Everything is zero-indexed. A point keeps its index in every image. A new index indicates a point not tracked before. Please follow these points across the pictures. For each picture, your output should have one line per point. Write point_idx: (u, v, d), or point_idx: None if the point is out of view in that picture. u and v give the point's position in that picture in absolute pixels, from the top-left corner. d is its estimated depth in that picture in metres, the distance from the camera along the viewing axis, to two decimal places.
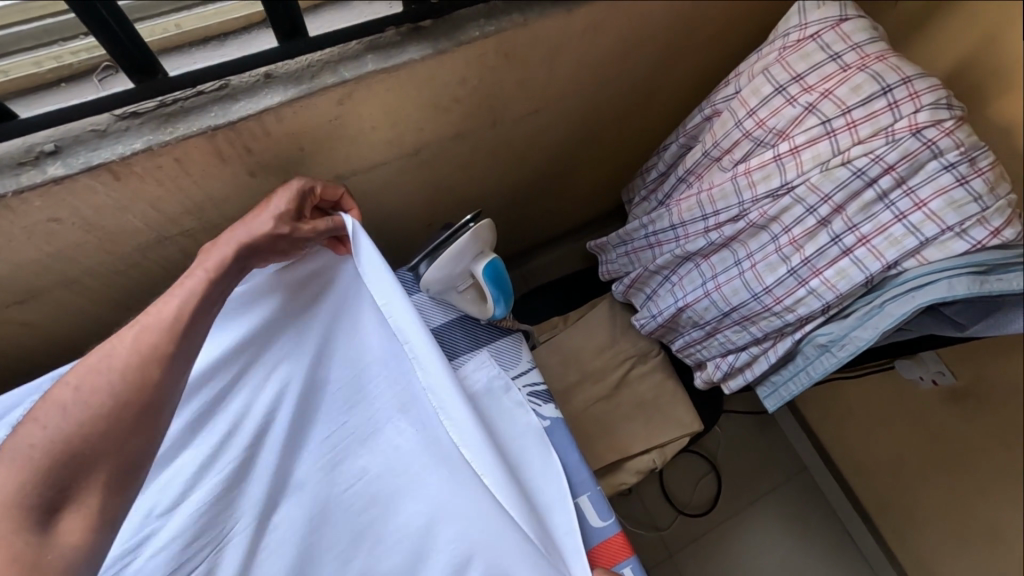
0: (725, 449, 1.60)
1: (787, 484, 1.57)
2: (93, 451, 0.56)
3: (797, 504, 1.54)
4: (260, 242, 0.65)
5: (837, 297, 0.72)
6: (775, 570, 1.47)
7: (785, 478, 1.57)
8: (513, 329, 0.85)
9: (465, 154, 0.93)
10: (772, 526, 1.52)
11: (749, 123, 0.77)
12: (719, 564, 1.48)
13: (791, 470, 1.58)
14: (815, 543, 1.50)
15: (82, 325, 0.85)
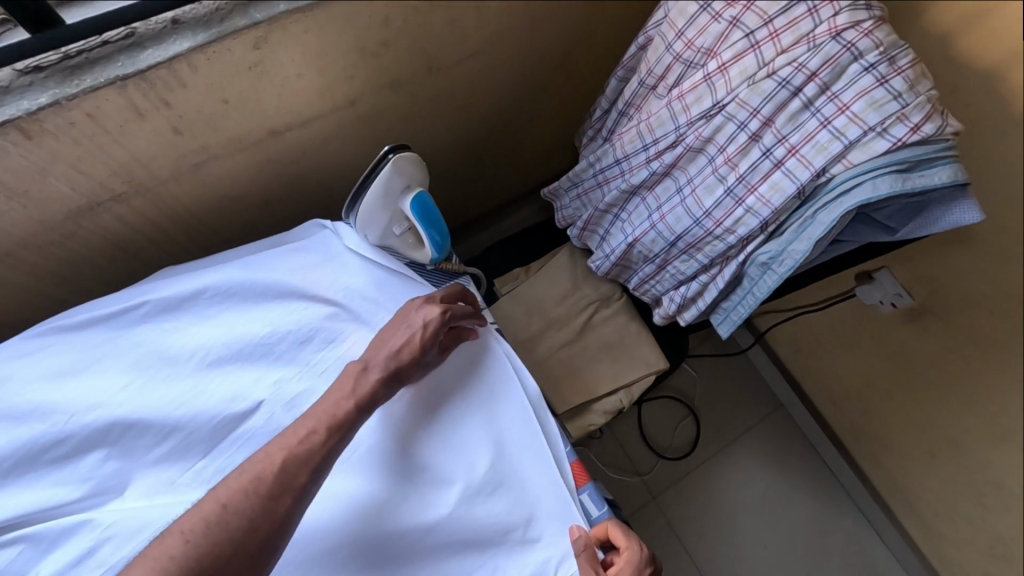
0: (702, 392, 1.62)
1: (765, 422, 1.60)
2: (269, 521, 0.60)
3: (775, 439, 1.58)
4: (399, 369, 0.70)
5: (773, 213, 0.72)
6: (756, 502, 1.51)
7: (762, 415, 1.60)
8: (460, 273, 0.89)
9: (405, 104, 0.92)
10: (752, 461, 1.55)
11: (678, 46, 0.76)
12: (705, 506, 1.51)
13: (769, 407, 1.61)
14: (793, 475, 1.54)
15: (29, 301, 0.85)
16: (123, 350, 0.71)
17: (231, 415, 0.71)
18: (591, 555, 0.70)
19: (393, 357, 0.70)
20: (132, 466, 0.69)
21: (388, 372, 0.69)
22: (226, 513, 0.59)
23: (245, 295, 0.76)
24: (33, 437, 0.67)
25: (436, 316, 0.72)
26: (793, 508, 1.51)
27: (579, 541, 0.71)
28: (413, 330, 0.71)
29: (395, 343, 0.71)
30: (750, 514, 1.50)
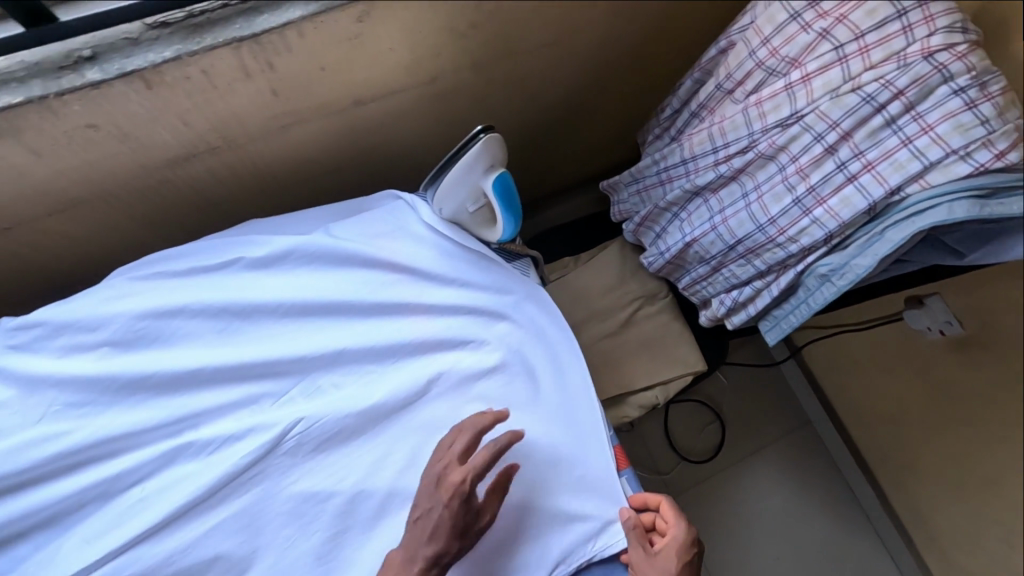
0: (728, 397, 1.53)
1: (786, 438, 1.48)
2: None
3: (796, 456, 1.45)
4: (438, 554, 0.66)
5: (840, 226, 0.73)
6: (773, 523, 1.38)
7: (783, 432, 1.48)
8: (522, 255, 0.92)
9: (480, 87, 0.95)
10: (771, 477, 1.43)
11: (762, 52, 0.77)
12: (728, 538, 1.35)
13: (792, 424, 1.49)
14: (813, 498, 1.40)
15: (116, 241, 0.90)
16: (205, 293, 0.76)
17: (308, 362, 0.77)
18: (638, 533, 0.74)
19: (430, 544, 0.67)
20: (215, 404, 0.74)
21: (428, 564, 0.67)
22: None
23: (320, 256, 0.80)
24: (131, 365, 0.72)
25: (455, 489, 0.66)
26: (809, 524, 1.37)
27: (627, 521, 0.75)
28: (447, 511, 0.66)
29: (427, 528, 0.67)
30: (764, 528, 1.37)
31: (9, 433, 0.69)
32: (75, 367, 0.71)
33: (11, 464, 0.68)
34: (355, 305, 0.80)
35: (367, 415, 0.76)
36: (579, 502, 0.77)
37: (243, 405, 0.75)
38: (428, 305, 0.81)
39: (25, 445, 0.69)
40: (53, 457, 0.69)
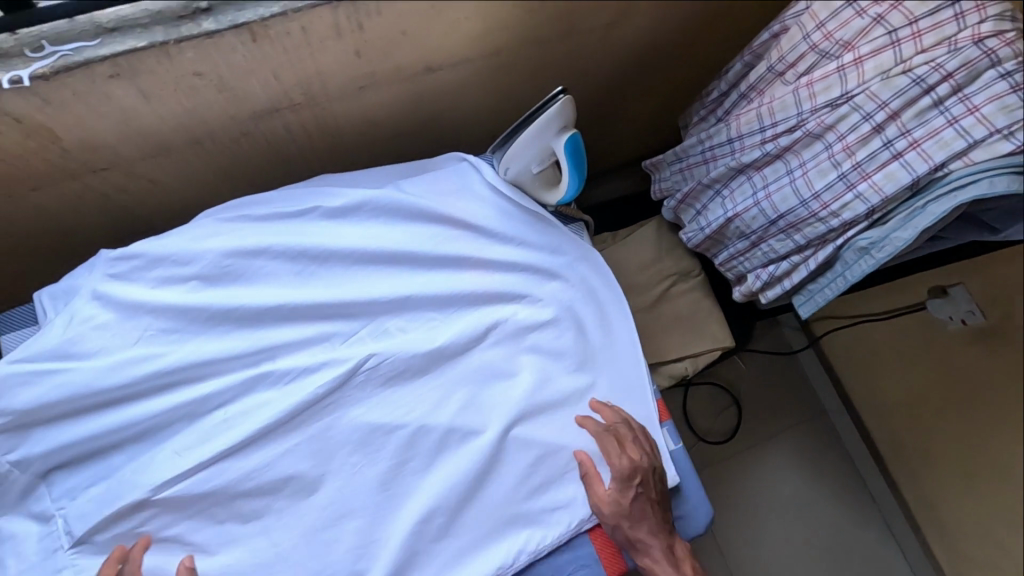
0: (747, 382, 1.53)
1: (803, 426, 1.49)
2: None
3: (811, 444, 1.48)
4: None
5: (883, 200, 0.78)
6: (784, 505, 1.43)
7: (801, 420, 1.50)
8: (576, 219, 0.96)
9: (540, 62, 1.00)
10: (786, 463, 1.46)
11: (816, 36, 0.81)
12: (743, 520, 1.41)
13: (809, 413, 1.50)
14: (823, 481, 1.45)
15: (193, 189, 0.96)
16: (286, 236, 0.82)
17: (380, 305, 0.83)
18: (596, 477, 0.80)
19: None
20: (292, 339, 0.80)
21: None
22: None
23: (393, 210, 0.86)
24: (219, 298, 0.78)
25: None
26: (821, 513, 1.42)
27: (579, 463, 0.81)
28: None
29: None
30: (776, 514, 1.42)
31: (107, 352, 0.75)
32: (169, 296, 0.77)
33: (108, 380, 0.74)
34: (423, 258, 0.85)
35: (431, 357, 0.83)
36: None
37: (316, 342, 0.81)
38: (490, 260, 0.87)
39: (122, 363, 0.74)
40: (146, 376, 0.75)
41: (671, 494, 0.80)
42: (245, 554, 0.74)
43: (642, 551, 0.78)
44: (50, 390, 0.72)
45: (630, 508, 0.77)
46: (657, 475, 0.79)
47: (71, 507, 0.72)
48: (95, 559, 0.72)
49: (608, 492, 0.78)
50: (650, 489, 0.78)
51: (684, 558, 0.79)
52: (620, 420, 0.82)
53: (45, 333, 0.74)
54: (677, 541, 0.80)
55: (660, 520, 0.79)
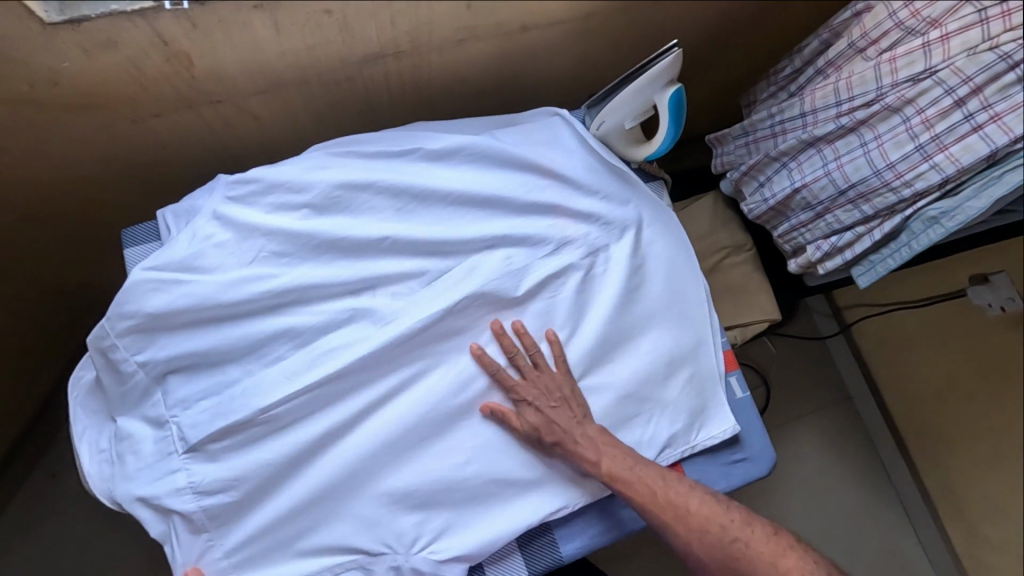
0: (778, 364, 1.53)
1: (830, 409, 1.51)
2: None
3: (838, 427, 1.50)
4: None
5: (958, 171, 0.84)
6: (808, 482, 1.45)
7: (828, 402, 1.51)
8: (655, 176, 1.03)
9: (626, 30, 1.03)
10: (812, 443, 1.48)
11: (903, 14, 0.86)
12: (774, 502, 1.43)
13: (835, 396, 1.52)
14: (847, 463, 1.47)
15: (288, 132, 1.00)
16: (389, 172, 0.87)
17: (475, 245, 0.88)
18: (509, 412, 0.83)
19: None
20: (392, 272, 0.85)
21: None
22: None
23: (490, 156, 0.90)
24: (328, 226, 0.83)
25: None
26: (844, 498, 1.44)
27: (490, 411, 0.83)
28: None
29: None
30: (798, 491, 1.44)
31: (225, 268, 0.80)
32: (284, 221, 0.82)
33: (228, 294, 0.79)
34: (515, 203, 0.90)
35: (519, 298, 0.87)
36: (688, 399, 0.89)
37: (412, 276, 0.86)
38: (577, 211, 0.91)
39: (239, 280, 0.80)
40: (261, 294, 0.80)
41: (569, 399, 0.84)
42: (346, 464, 0.80)
43: (568, 451, 0.82)
44: (178, 299, 0.77)
45: (540, 421, 0.82)
46: (547, 385, 0.84)
47: (185, 416, 0.77)
48: (205, 466, 0.76)
49: (530, 416, 0.83)
50: (544, 399, 0.83)
51: (608, 442, 0.82)
52: (534, 353, 0.85)
53: (172, 246, 0.79)
54: (599, 430, 0.83)
55: (574, 416, 0.83)
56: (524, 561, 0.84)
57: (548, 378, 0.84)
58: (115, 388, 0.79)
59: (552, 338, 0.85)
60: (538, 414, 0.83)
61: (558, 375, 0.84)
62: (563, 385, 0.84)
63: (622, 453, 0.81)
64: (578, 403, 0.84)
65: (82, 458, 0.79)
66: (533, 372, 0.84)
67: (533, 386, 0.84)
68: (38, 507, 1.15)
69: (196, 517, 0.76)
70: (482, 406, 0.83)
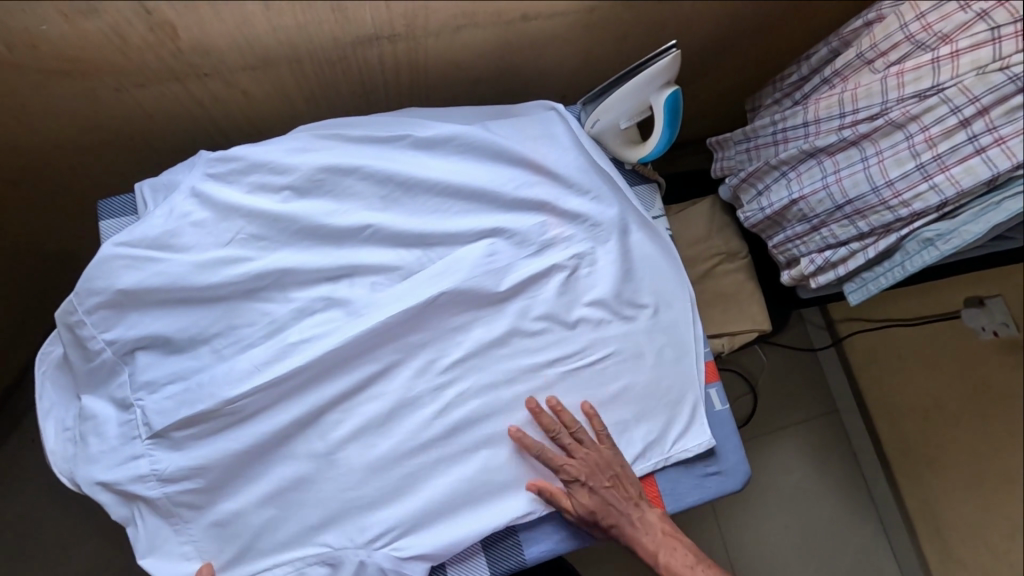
0: (767, 374, 1.52)
1: (815, 422, 1.50)
2: None
3: (822, 440, 1.49)
4: None
5: (957, 193, 0.82)
6: (787, 494, 1.45)
7: (814, 415, 1.51)
8: (650, 179, 1.00)
9: (631, 26, 1.00)
10: (794, 455, 1.47)
11: (914, 26, 0.84)
12: (752, 512, 1.42)
13: (821, 409, 1.51)
14: (828, 477, 1.46)
15: (279, 111, 0.97)
16: (375, 158, 0.85)
17: (460, 237, 0.86)
18: (555, 493, 0.81)
19: None
20: (371, 262, 0.83)
21: None
22: None
23: (480, 149, 0.88)
24: (309, 210, 0.82)
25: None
26: (821, 509, 1.44)
27: (535, 492, 0.81)
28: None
29: None
30: (776, 503, 1.44)
31: (200, 248, 0.79)
32: (264, 203, 0.81)
33: (202, 276, 0.78)
34: (502, 198, 0.88)
35: (500, 297, 0.86)
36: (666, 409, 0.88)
37: (392, 268, 0.84)
38: (565, 212, 0.89)
39: (215, 262, 0.78)
40: (236, 278, 0.78)
41: (620, 476, 0.81)
42: (312, 455, 0.78)
43: (615, 528, 0.80)
44: (150, 277, 0.76)
45: (594, 503, 0.80)
46: (593, 464, 0.81)
47: (150, 400, 0.76)
48: (168, 453, 0.75)
49: (581, 500, 0.80)
50: (599, 479, 0.81)
51: (661, 527, 0.81)
52: (602, 429, 0.83)
53: (148, 222, 0.78)
54: (660, 516, 0.82)
55: (626, 492, 0.81)
56: (488, 562, 0.83)
57: (596, 454, 0.81)
58: (82, 365, 0.78)
59: (592, 411, 0.83)
60: (590, 494, 0.80)
61: (604, 450, 0.82)
62: (614, 461, 0.82)
63: (670, 539, 0.81)
64: (628, 487, 0.82)
65: (46, 437, 0.78)
66: (582, 450, 0.81)
67: (591, 462, 0.81)
68: (10, 475, 1.14)
69: (160, 501, 0.76)
70: (529, 484, 0.81)
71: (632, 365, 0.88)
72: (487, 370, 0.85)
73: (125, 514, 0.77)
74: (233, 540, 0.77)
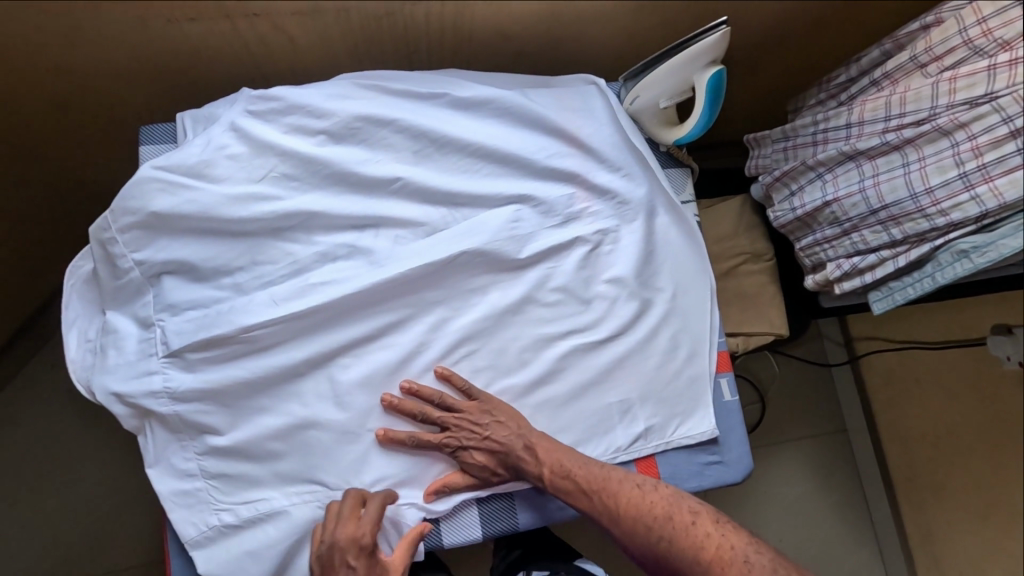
0: (778, 384, 1.49)
1: (822, 439, 1.47)
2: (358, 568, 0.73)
3: (827, 458, 1.46)
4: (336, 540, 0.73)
5: (999, 206, 0.80)
6: (786, 506, 1.43)
7: (821, 432, 1.48)
8: (683, 164, 0.99)
9: (680, 11, 0.98)
10: (797, 468, 1.45)
11: (974, 31, 0.81)
12: (748, 519, 1.41)
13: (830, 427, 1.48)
14: (829, 495, 1.44)
15: (322, 59, 0.98)
16: (411, 113, 0.85)
17: (486, 201, 0.86)
18: (450, 476, 0.81)
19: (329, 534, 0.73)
20: (397, 215, 0.84)
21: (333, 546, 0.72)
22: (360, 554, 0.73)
23: (516, 114, 0.88)
24: (343, 156, 0.83)
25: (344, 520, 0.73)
26: (820, 525, 1.42)
27: (437, 494, 0.80)
28: (356, 571, 0.73)
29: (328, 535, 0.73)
30: (774, 513, 1.42)
31: (233, 182, 0.80)
32: (298, 144, 0.82)
33: (231, 209, 0.79)
34: (533, 166, 0.88)
35: (520, 264, 0.86)
36: (674, 396, 0.88)
37: (416, 223, 0.85)
38: (594, 186, 0.89)
39: (246, 197, 0.80)
40: (264, 215, 0.80)
41: (495, 423, 0.80)
42: (321, 394, 0.80)
43: (515, 470, 0.80)
44: (183, 204, 0.78)
45: (484, 457, 0.80)
46: (476, 418, 0.80)
47: (171, 322, 0.78)
48: (181, 374, 0.77)
49: (475, 463, 0.80)
50: (478, 434, 0.80)
51: (545, 454, 0.79)
52: (467, 385, 0.81)
53: (185, 150, 0.79)
54: (541, 437, 0.80)
55: (510, 433, 0.80)
56: (481, 522, 0.83)
57: (465, 412, 0.81)
58: (108, 281, 0.80)
59: (446, 373, 0.81)
60: (479, 451, 0.80)
61: (471, 405, 0.81)
62: (482, 412, 0.81)
63: (565, 460, 0.79)
64: (494, 425, 0.80)
65: (68, 345, 0.81)
66: (450, 415, 0.81)
67: (464, 422, 0.80)
68: (35, 391, 1.21)
69: (171, 419, 0.78)
70: (425, 494, 0.80)
71: (645, 345, 0.88)
72: (499, 335, 0.85)
73: (137, 426, 0.79)
74: (236, 466, 0.79)
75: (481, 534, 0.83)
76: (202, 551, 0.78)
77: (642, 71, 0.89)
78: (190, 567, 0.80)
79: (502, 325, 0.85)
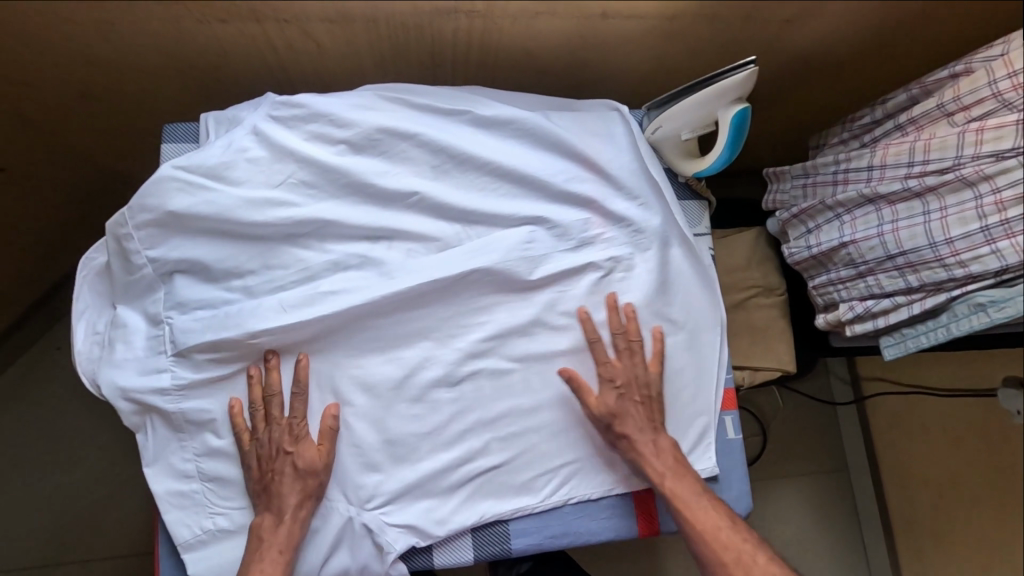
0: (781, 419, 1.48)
1: (821, 478, 1.47)
2: (298, 454, 0.77)
3: (825, 496, 1.46)
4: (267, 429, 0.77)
5: (1019, 262, 0.79)
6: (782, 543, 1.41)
7: (821, 470, 1.47)
8: (701, 196, 0.98)
9: (709, 41, 0.98)
10: (795, 505, 1.44)
11: (1003, 84, 0.80)
12: None
13: (830, 466, 1.48)
14: (827, 533, 1.43)
15: (349, 65, 0.99)
16: (432, 127, 0.85)
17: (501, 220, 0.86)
18: (585, 388, 0.82)
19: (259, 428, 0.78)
20: (410, 229, 0.84)
21: (266, 436, 0.77)
22: (296, 442, 0.77)
23: (537, 135, 0.88)
24: (362, 166, 0.83)
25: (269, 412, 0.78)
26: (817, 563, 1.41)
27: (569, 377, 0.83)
28: (294, 456, 0.76)
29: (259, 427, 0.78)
30: None
31: (252, 185, 0.81)
32: (317, 152, 0.82)
33: (246, 214, 0.79)
34: (552, 189, 0.88)
35: (531, 285, 0.86)
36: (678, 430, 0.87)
37: (428, 238, 0.85)
38: (612, 213, 0.89)
39: (263, 201, 0.80)
40: (279, 221, 0.80)
41: (651, 398, 0.84)
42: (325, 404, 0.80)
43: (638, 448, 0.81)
44: (200, 204, 0.78)
45: (631, 410, 0.82)
46: (647, 387, 0.84)
47: (179, 321, 0.78)
48: (187, 373, 0.78)
49: (607, 398, 0.82)
50: (641, 393, 0.83)
51: (679, 463, 0.81)
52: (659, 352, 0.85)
53: (207, 151, 0.80)
54: (677, 448, 0.82)
55: (655, 417, 0.83)
56: (474, 545, 0.83)
57: (628, 366, 0.84)
58: (121, 276, 0.81)
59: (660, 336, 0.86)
60: (627, 402, 0.83)
61: (650, 370, 0.84)
62: (655, 387, 0.84)
63: (691, 482, 0.80)
64: (656, 410, 0.84)
65: (75, 336, 0.82)
66: (624, 364, 0.84)
67: (627, 369, 0.84)
68: (38, 374, 1.21)
69: (174, 417, 0.78)
70: (561, 368, 0.84)
71: None
72: (504, 356, 0.84)
73: (137, 423, 0.80)
74: (233, 469, 0.78)
75: (472, 558, 0.82)
76: (193, 554, 0.77)
77: (666, 102, 0.89)
78: (178, 568, 0.79)
79: (508, 346, 0.85)
